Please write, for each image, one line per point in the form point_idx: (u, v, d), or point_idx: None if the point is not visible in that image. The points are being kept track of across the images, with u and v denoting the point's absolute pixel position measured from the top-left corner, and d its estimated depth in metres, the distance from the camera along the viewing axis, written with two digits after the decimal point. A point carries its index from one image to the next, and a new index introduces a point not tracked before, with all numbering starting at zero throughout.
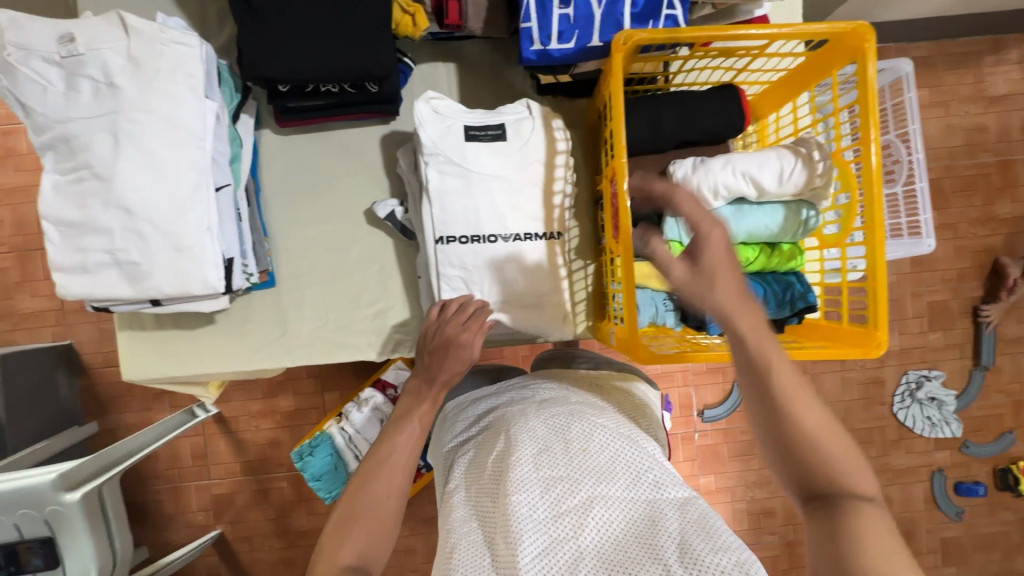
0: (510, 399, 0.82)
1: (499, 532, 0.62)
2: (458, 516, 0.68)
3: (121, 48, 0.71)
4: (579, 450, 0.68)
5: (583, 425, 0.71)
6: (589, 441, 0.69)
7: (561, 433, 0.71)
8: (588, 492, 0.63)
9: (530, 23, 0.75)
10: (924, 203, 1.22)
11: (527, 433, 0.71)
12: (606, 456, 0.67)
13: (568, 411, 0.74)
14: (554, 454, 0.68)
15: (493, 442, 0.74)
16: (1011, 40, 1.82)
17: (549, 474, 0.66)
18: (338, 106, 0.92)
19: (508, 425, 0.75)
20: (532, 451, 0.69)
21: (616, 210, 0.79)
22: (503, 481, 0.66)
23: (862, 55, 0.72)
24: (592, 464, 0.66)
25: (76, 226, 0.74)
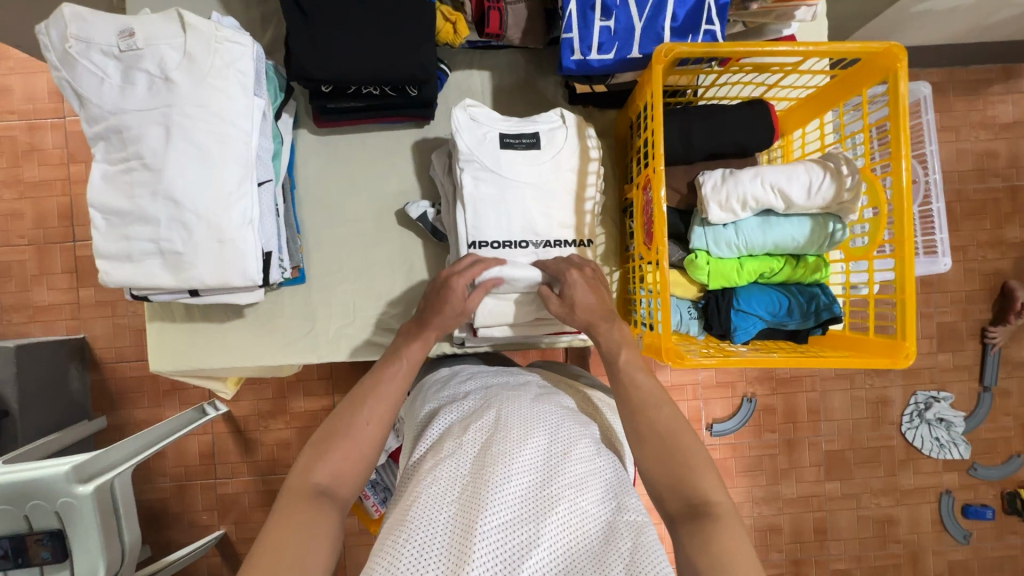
0: (500, 388, 0.83)
1: (467, 499, 0.62)
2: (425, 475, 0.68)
3: (177, 44, 0.74)
4: (562, 451, 0.68)
5: (571, 430, 0.71)
6: (573, 447, 0.69)
7: (551, 430, 0.71)
8: (561, 489, 0.63)
9: (571, 34, 0.78)
10: (940, 223, 1.25)
11: (519, 419, 0.71)
12: (585, 465, 0.67)
13: (561, 413, 0.74)
14: (538, 445, 0.68)
15: (481, 418, 0.74)
16: (1020, 69, 1.87)
17: (527, 464, 0.65)
18: (376, 109, 0.94)
19: (499, 407, 0.75)
20: (518, 434, 0.68)
21: (650, 218, 0.82)
22: (485, 457, 0.66)
23: (894, 75, 0.74)
24: (571, 467, 0.66)
25: (123, 215, 0.76)
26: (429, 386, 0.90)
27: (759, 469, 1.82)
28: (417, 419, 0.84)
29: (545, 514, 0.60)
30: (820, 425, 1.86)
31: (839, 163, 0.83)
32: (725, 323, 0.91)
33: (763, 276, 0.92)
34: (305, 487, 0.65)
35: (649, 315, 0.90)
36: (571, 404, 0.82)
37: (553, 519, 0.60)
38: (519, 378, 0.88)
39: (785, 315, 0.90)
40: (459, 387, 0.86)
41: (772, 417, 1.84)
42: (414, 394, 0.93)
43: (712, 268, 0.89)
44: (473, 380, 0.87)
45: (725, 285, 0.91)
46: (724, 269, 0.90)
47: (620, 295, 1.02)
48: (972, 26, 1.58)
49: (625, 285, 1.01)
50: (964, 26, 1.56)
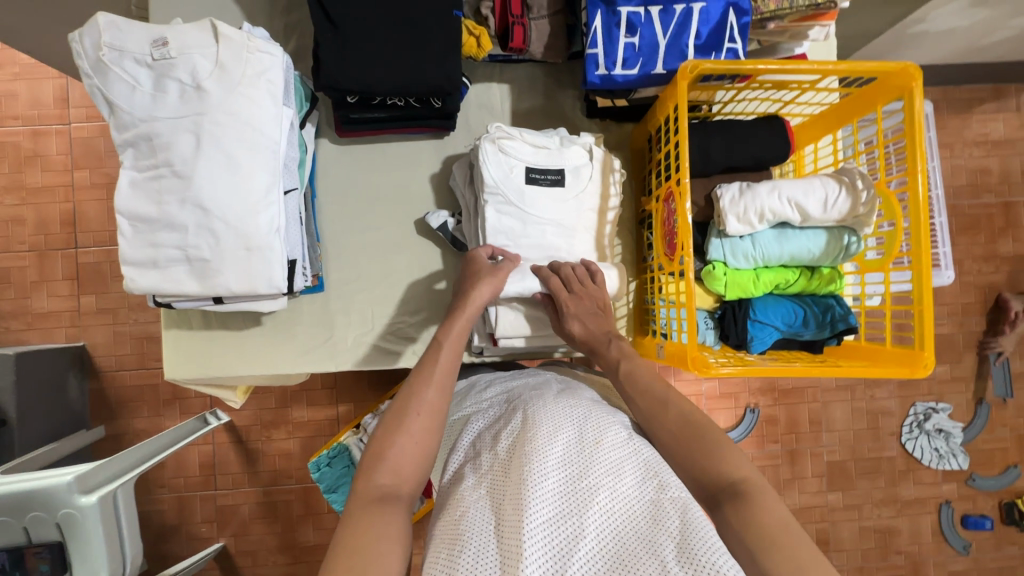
0: (526, 388, 0.84)
1: (508, 499, 0.62)
2: (464, 484, 0.68)
3: (209, 53, 0.74)
4: (593, 442, 0.69)
5: (599, 421, 0.72)
6: (603, 436, 0.70)
7: (579, 423, 0.72)
8: (598, 478, 0.63)
9: (596, 49, 0.80)
10: (944, 237, 1.28)
11: (546, 416, 0.72)
12: (618, 451, 0.68)
13: (586, 406, 0.75)
14: (569, 439, 0.69)
15: (508, 421, 0.75)
16: (1011, 89, 1.93)
17: (560, 459, 0.66)
18: (399, 119, 0.95)
19: (526, 405, 0.76)
20: (547, 430, 0.69)
21: (673, 229, 0.83)
22: (519, 455, 0.67)
23: (909, 92, 0.77)
24: (604, 455, 0.67)
25: (150, 222, 0.76)
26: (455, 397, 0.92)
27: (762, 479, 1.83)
28: (447, 431, 0.85)
29: (587, 504, 0.60)
30: (822, 435, 1.87)
31: (854, 175, 0.86)
32: (742, 333, 0.92)
33: (779, 287, 0.94)
34: (369, 490, 0.66)
35: (670, 326, 0.92)
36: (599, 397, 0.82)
37: (595, 508, 0.60)
38: (544, 377, 0.89)
39: (801, 325, 0.92)
40: (483, 395, 0.87)
41: (775, 428, 1.86)
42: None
43: (729, 279, 0.91)
44: (495, 386, 0.89)
45: (742, 296, 0.93)
46: (742, 280, 0.92)
47: (636, 306, 1.04)
48: (966, 47, 1.63)
49: (642, 296, 1.03)
50: (958, 47, 1.62)
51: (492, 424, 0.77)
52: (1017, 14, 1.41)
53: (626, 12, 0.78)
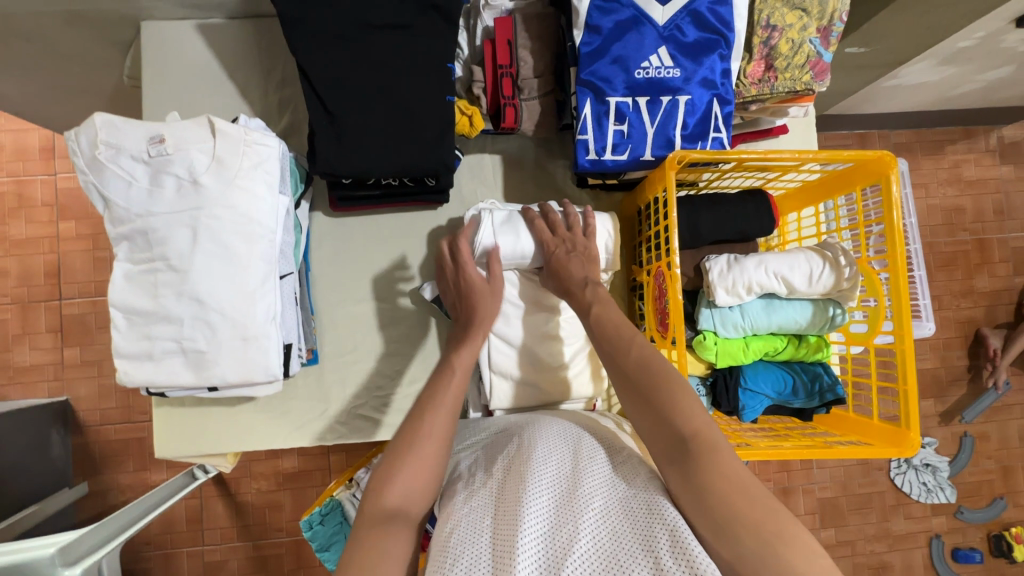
0: (522, 419, 0.86)
1: (501, 512, 0.62)
2: (458, 504, 0.68)
3: (206, 147, 0.75)
4: (585, 456, 0.70)
5: (591, 441, 0.74)
6: (596, 454, 0.71)
7: (571, 442, 0.73)
8: (590, 486, 0.64)
9: (586, 135, 0.82)
10: (922, 288, 1.31)
11: (539, 437, 0.75)
12: (610, 467, 0.69)
13: (580, 429, 0.78)
14: (564, 457, 0.70)
15: (505, 446, 0.77)
16: (979, 130, 2.01)
17: (551, 470, 0.67)
18: (392, 196, 0.96)
19: (521, 433, 0.78)
20: (543, 449, 0.71)
21: (665, 308, 0.86)
22: (513, 473, 0.68)
23: (886, 178, 0.80)
24: (599, 468, 0.68)
25: (145, 315, 0.75)
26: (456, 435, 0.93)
27: None
28: None
29: (577, 505, 0.61)
30: (813, 472, 1.90)
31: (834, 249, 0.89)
32: (734, 401, 0.94)
33: (768, 354, 0.96)
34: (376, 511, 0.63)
35: None
36: (596, 424, 0.84)
37: (587, 509, 0.61)
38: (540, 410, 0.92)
39: (790, 394, 0.95)
40: (483, 427, 0.90)
41: (767, 465, 1.88)
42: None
43: (719, 348, 0.93)
44: (494, 421, 0.91)
45: (732, 364, 0.95)
46: (732, 349, 0.94)
47: None
48: (936, 97, 1.70)
49: None
50: (930, 96, 1.68)
51: (488, 450, 0.79)
52: (985, 69, 1.48)
53: (614, 102, 0.81)
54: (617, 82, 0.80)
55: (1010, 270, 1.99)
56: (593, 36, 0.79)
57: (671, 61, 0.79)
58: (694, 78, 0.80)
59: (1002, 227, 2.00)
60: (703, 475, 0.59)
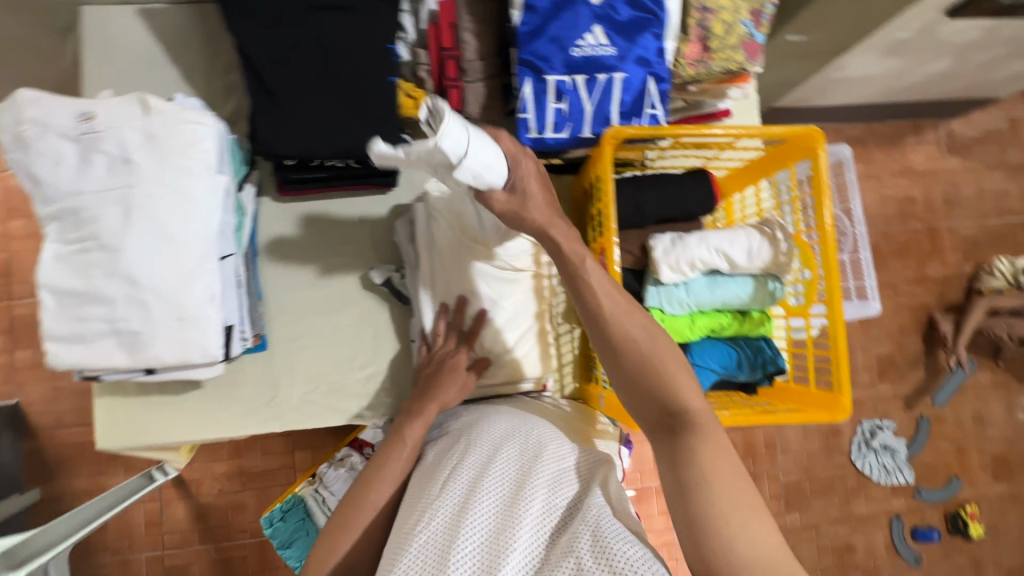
0: (475, 407, 0.90)
1: (442, 523, 0.68)
2: (405, 509, 0.74)
3: (138, 125, 0.74)
4: (529, 454, 0.75)
5: (540, 436, 0.79)
6: (544, 450, 0.76)
7: (518, 437, 0.78)
8: (534, 491, 0.70)
9: (527, 114, 0.83)
10: (868, 270, 1.36)
11: (486, 432, 0.79)
12: (555, 465, 0.75)
13: (527, 421, 0.82)
14: (512, 455, 0.75)
15: (456, 439, 0.81)
16: (928, 124, 2.09)
17: (496, 471, 0.73)
18: (340, 178, 0.96)
19: (472, 427, 0.82)
20: (491, 449, 0.76)
21: (605, 285, 0.88)
22: (454, 479, 0.73)
23: (814, 153, 0.83)
24: (543, 469, 0.73)
25: (77, 296, 0.74)
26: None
27: None
28: None
29: (517, 511, 0.67)
30: (777, 457, 1.93)
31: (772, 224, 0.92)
32: None
33: (714, 331, 0.98)
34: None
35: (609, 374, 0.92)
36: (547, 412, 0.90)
37: (525, 514, 0.67)
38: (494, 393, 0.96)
39: (735, 367, 0.96)
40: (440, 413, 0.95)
41: None
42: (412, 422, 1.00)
43: (667, 325, 0.95)
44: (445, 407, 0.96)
45: (680, 341, 0.97)
46: (678, 326, 0.95)
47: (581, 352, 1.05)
48: (884, 90, 1.77)
49: (585, 343, 1.03)
50: (877, 89, 1.74)
51: (440, 440, 0.83)
52: (925, 62, 1.54)
53: (553, 81, 0.82)
54: (555, 60, 0.81)
55: (960, 257, 2.06)
56: (531, 15, 0.80)
57: (606, 40, 0.81)
58: (629, 56, 0.82)
59: (951, 217, 2.08)
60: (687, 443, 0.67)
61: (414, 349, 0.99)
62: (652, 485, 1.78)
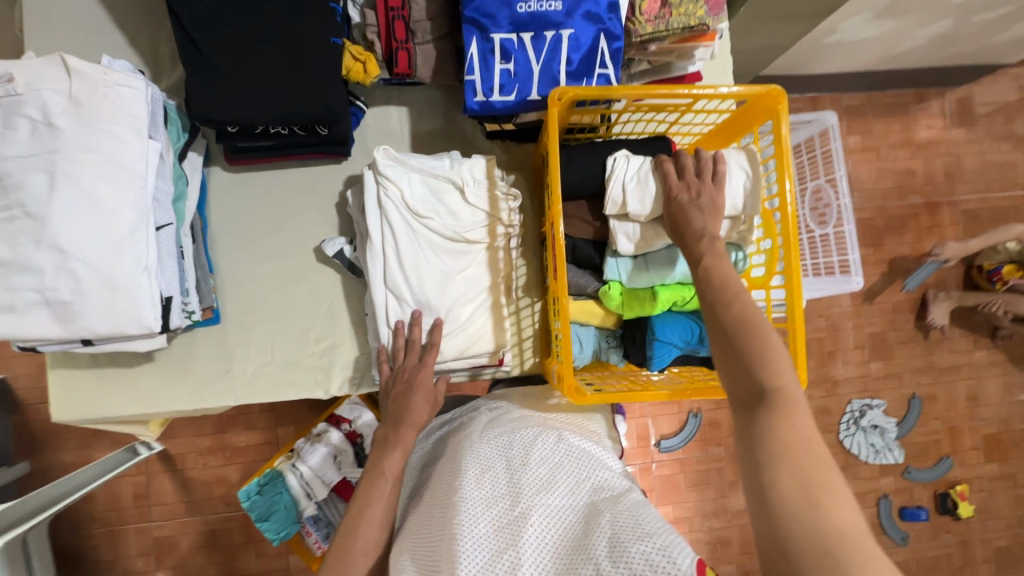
0: (463, 423, 0.96)
1: (447, 549, 0.74)
2: (416, 543, 0.80)
3: (62, 89, 0.72)
4: (519, 468, 0.81)
5: (524, 442, 0.85)
6: (531, 458, 0.82)
7: (505, 452, 0.84)
8: (529, 503, 0.76)
9: (473, 76, 0.79)
10: (853, 244, 1.31)
11: (473, 454, 0.84)
12: (544, 470, 0.81)
13: (512, 431, 0.87)
14: (501, 471, 0.81)
15: (448, 465, 0.87)
16: (931, 93, 1.99)
17: (491, 491, 0.78)
18: (287, 147, 0.93)
19: (458, 448, 0.88)
20: (479, 470, 0.82)
21: (555, 253, 0.84)
22: (451, 504, 0.78)
23: (776, 114, 0.78)
24: (532, 478, 0.79)
25: (3, 265, 0.72)
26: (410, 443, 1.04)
27: (707, 482, 1.85)
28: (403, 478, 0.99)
29: (520, 529, 0.73)
30: None
31: (743, 170, 0.83)
32: (642, 352, 0.94)
33: (676, 304, 0.93)
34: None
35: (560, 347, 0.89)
36: (528, 407, 0.95)
37: (529, 530, 0.73)
38: (482, 400, 1.02)
39: (697, 343, 0.92)
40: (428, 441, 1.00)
41: (717, 430, 1.87)
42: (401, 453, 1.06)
43: (625, 298, 0.92)
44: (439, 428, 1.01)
45: (639, 314, 0.93)
46: (637, 299, 0.92)
47: (542, 326, 1.01)
48: (881, 56, 1.68)
49: (546, 318, 1.00)
50: (874, 55, 1.66)
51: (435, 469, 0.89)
52: (923, 25, 1.46)
53: (499, 39, 0.78)
54: (500, 17, 0.77)
55: (960, 232, 1.99)
56: None
57: None
58: (577, 11, 0.77)
59: (952, 190, 2.00)
60: (762, 417, 0.60)
61: (368, 323, 0.97)
62: (634, 462, 1.78)
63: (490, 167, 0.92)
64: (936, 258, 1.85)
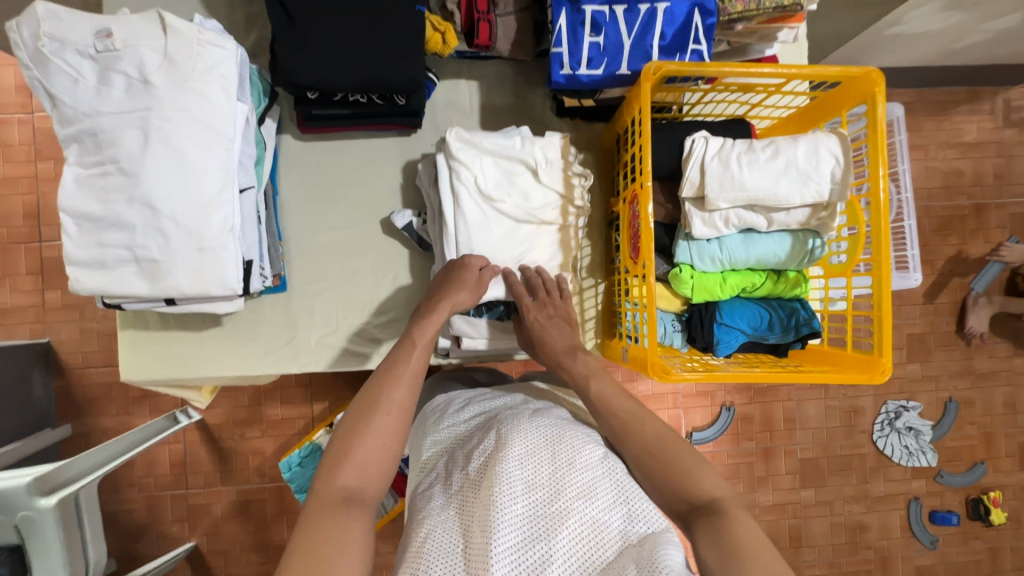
0: (503, 404, 0.81)
1: (472, 529, 0.60)
2: (429, 513, 0.65)
3: (157, 46, 0.71)
4: (564, 463, 0.65)
5: (573, 437, 0.70)
6: (579, 457, 0.66)
7: (553, 442, 0.68)
8: (569, 503, 0.61)
9: (561, 48, 0.78)
10: (912, 239, 1.29)
11: (518, 433, 0.69)
12: (592, 473, 0.65)
13: (564, 425, 0.72)
14: (543, 461, 0.66)
15: (483, 440, 0.71)
16: (984, 92, 1.94)
17: (529, 479, 0.64)
18: (363, 116, 0.93)
19: (500, 424, 0.73)
20: (520, 450, 0.66)
21: (637, 232, 0.83)
22: (483, 483, 0.64)
23: (873, 98, 0.77)
24: (577, 478, 0.64)
25: (97, 221, 0.73)
26: (430, 415, 0.85)
27: (736, 476, 1.84)
28: (416, 441, 0.83)
29: (551, 531, 0.59)
30: (796, 433, 1.87)
31: (834, 155, 0.81)
32: (709, 336, 0.92)
33: (745, 290, 0.93)
34: (331, 493, 0.62)
35: (634, 329, 0.91)
36: (570, 412, 0.80)
37: (559, 534, 0.59)
38: (515, 392, 0.87)
39: (766, 329, 0.92)
40: (460, 415, 0.81)
41: (750, 425, 1.85)
42: (414, 426, 0.88)
43: (696, 282, 0.90)
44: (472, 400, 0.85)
45: (708, 299, 0.92)
46: (708, 283, 0.90)
47: (604, 307, 1.03)
48: (941, 50, 1.63)
49: (610, 298, 1.02)
50: (933, 49, 1.61)
51: (463, 446, 0.73)
52: (992, 19, 1.42)
53: (590, 12, 0.77)
54: None
55: (1006, 236, 1.95)
56: None
57: None
58: None
59: (1000, 192, 1.95)
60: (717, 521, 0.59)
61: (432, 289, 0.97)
62: None
63: (565, 151, 0.92)
64: (1000, 258, 1.85)
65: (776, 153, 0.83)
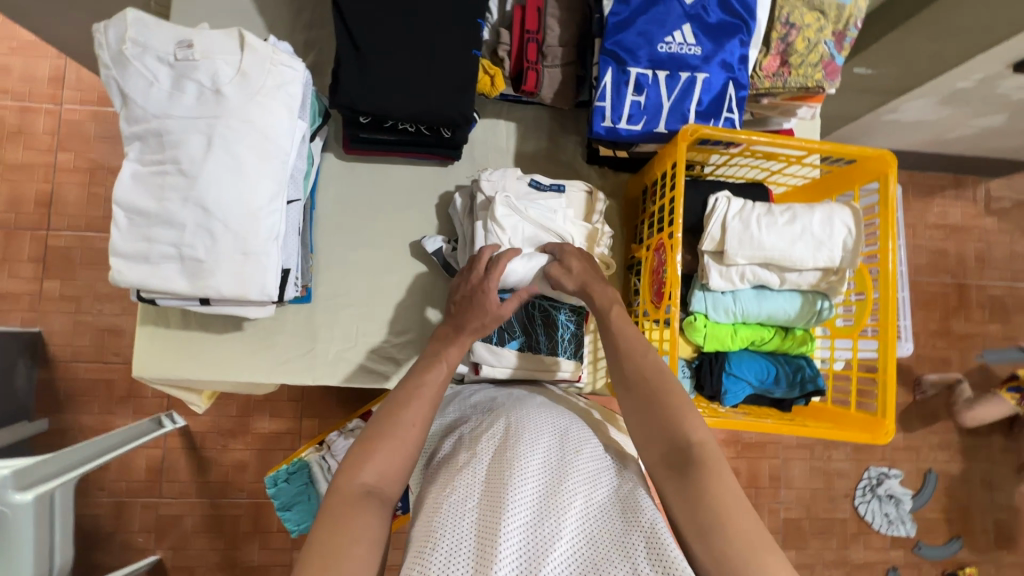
0: (507, 396, 0.82)
1: (484, 501, 0.60)
2: (438, 487, 0.64)
3: (233, 60, 0.76)
4: (570, 450, 0.67)
5: (578, 431, 0.71)
6: (584, 447, 0.68)
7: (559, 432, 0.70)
8: (575, 484, 0.62)
9: (604, 102, 0.85)
10: (904, 310, 1.36)
11: (527, 422, 0.70)
12: (596, 462, 0.66)
13: (568, 420, 0.73)
14: (551, 446, 0.67)
15: (492, 426, 0.72)
16: (969, 180, 2.08)
17: (538, 460, 0.64)
18: (408, 144, 0.98)
19: (508, 412, 0.74)
20: (530, 436, 0.67)
21: (661, 279, 0.88)
22: (494, 462, 0.64)
23: (885, 175, 0.84)
24: (582, 464, 0.65)
25: (148, 216, 0.75)
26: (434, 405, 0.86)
27: None
28: None
29: (560, 504, 0.59)
30: (780, 492, 1.89)
31: (846, 226, 0.88)
32: (717, 385, 0.95)
33: (754, 344, 0.97)
34: (350, 486, 0.63)
35: None
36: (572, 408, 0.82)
37: (568, 509, 0.59)
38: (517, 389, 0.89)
39: (772, 382, 0.96)
40: (466, 401, 0.83)
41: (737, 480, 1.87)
42: None
43: (708, 331, 0.94)
44: (478, 394, 0.86)
45: (719, 349, 0.96)
46: (720, 334, 0.94)
47: None
48: (934, 139, 1.76)
49: None
50: (925, 137, 1.74)
51: (469, 427, 0.75)
52: (981, 116, 1.54)
53: (635, 73, 0.83)
54: (640, 53, 0.83)
55: (986, 316, 2.04)
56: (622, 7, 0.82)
57: (693, 40, 0.83)
58: (714, 58, 0.83)
59: (981, 274, 2.06)
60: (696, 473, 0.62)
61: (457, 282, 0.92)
62: None
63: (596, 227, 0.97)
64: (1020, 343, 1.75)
65: (793, 219, 0.88)
